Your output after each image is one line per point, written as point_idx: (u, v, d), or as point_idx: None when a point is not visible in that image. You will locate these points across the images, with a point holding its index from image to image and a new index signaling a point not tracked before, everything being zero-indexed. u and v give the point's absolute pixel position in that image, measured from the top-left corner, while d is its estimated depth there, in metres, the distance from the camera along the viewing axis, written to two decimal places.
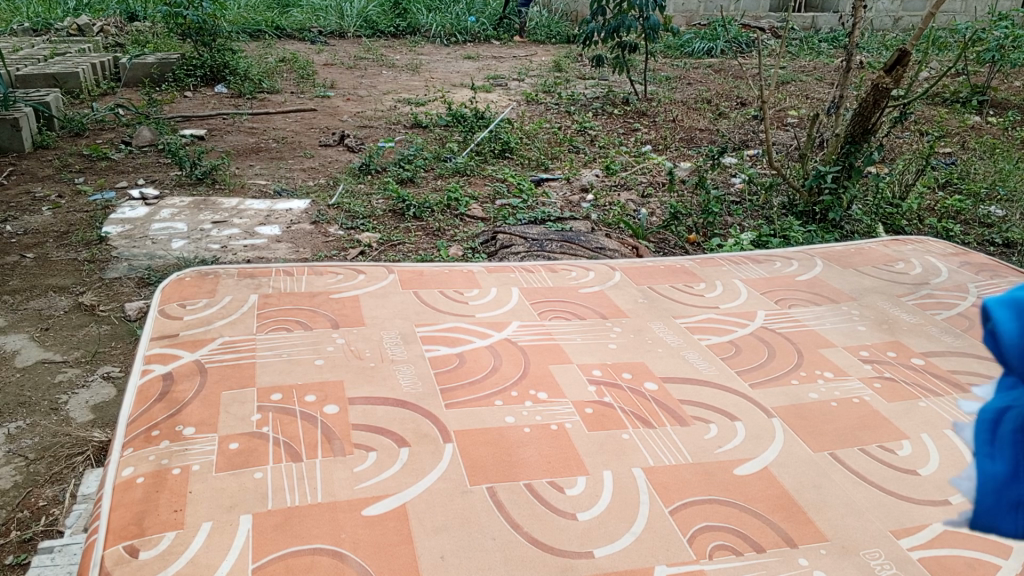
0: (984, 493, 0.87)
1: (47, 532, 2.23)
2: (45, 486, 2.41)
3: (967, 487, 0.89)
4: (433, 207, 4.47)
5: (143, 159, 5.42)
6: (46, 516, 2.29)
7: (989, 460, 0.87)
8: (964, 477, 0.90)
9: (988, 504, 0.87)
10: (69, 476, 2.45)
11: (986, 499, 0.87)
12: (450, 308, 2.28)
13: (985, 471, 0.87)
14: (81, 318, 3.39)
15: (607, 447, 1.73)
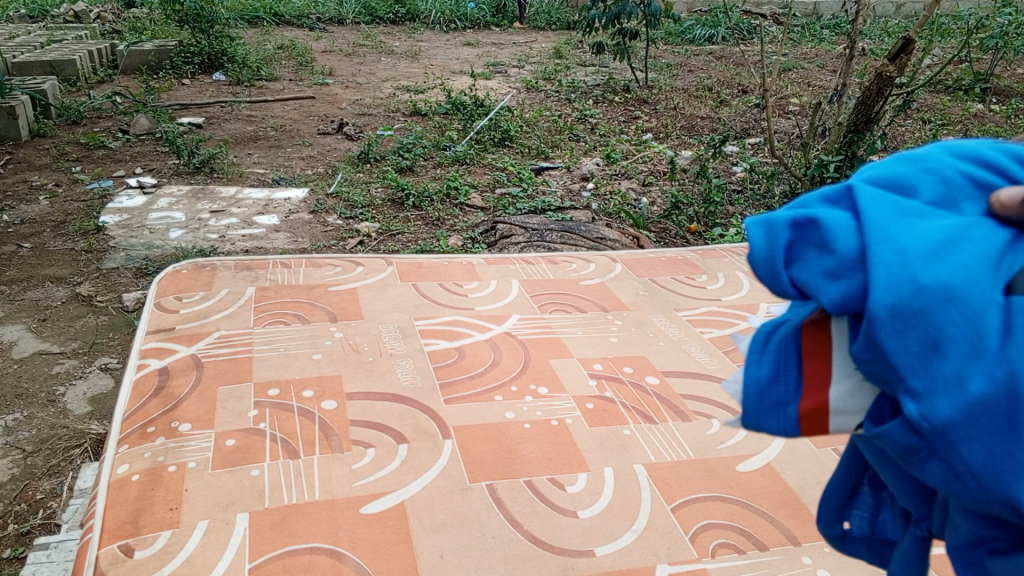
0: (747, 396, 0.85)
1: (45, 525, 2.21)
2: (42, 479, 2.39)
3: (732, 390, 0.87)
4: (432, 196, 4.44)
5: (141, 147, 5.38)
6: (43, 509, 2.28)
7: (755, 364, 0.86)
8: (732, 381, 0.88)
9: (752, 406, 0.84)
10: (66, 469, 2.44)
11: (749, 401, 0.85)
12: (449, 301, 2.25)
13: (749, 374, 0.85)
14: (78, 309, 3.37)
15: (608, 443, 1.71)
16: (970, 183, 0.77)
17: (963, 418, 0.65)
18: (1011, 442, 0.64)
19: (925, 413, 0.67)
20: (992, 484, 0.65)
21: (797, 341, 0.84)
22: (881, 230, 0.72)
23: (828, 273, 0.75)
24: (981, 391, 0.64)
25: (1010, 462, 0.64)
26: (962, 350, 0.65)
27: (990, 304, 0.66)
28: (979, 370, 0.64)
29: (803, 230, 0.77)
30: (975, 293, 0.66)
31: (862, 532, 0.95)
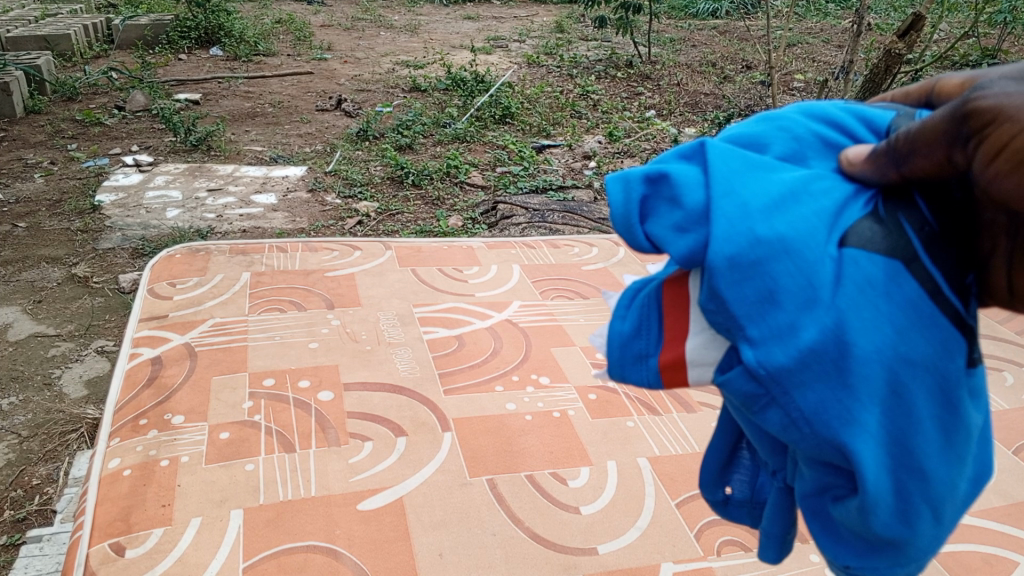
0: (612, 348, 0.88)
1: (41, 512, 2.19)
2: (38, 464, 2.36)
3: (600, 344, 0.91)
4: (432, 175, 4.37)
5: (137, 124, 5.31)
6: (39, 496, 2.24)
7: (621, 319, 0.89)
8: (599, 335, 0.91)
9: (616, 357, 0.87)
10: (63, 454, 2.40)
11: (613, 353, 0.88)
12: (449, 288, 2.20)
13: (614, 327, 0.89)
14: (74, 290, 3.32)
15: (611, 435, 1.67)
16: (820, 143, 0.80)
17: (796, 363, 0.68)
18: (840, 386, 0.66)
19: (762, 359, 0.69)
20: (822, 428, 0.68)
21: (657, 299, 0.86)
22: (725, 184, 0.73)
23: (676, 228, 0.76)
24: (813, 340, 0.67)
25: (837, 407, 0.67)
26: (796, 300, 0.67)
27: (823, 257, 0.68)
28: (811, 319, 0.67)
29: (656, 185, 0.78)
30: (809, 246, 0.68)
31: (743, 496, 0.98)
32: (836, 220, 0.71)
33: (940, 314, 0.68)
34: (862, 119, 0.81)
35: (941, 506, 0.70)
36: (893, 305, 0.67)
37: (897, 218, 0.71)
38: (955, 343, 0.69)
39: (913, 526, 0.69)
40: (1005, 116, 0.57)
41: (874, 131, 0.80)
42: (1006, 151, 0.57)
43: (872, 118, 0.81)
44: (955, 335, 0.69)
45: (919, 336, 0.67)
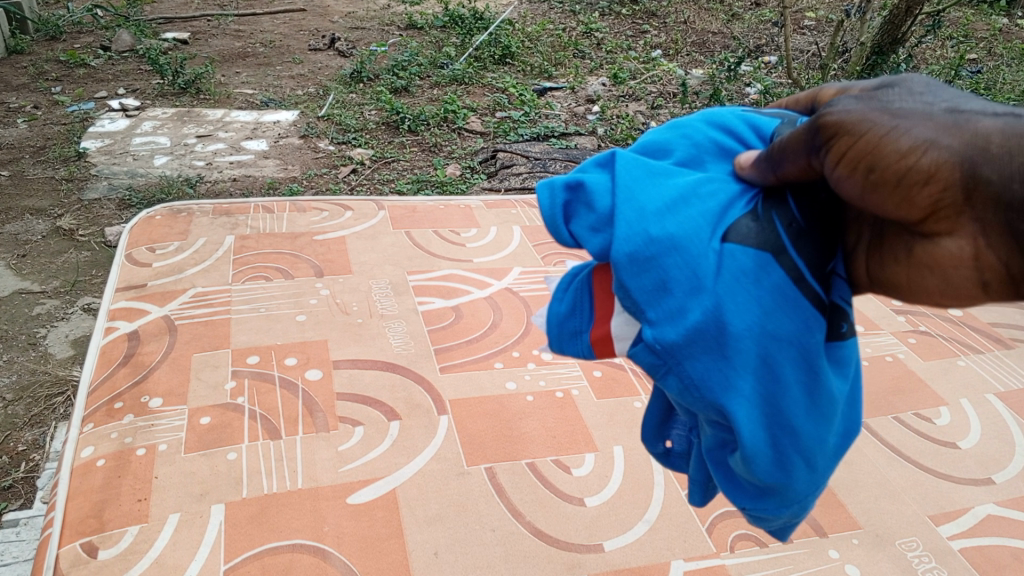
0: (551, 326, 0.94)
1: (30, 480, 2.06)
2: (23, 430, 2.22)
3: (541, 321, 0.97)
4: (429, 120, 4.17)
5: (124, 66, 5.09)
6: (25, 462, 2.12)
7: (559, 300, 0.94)
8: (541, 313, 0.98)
9: (554, 334, 0.93)
10: (49, 420, 2.27)
11: (552, 331, 0.94)
12: (445, 252, 2.08)
13: (551, 309, 0.94)
14: (59, 244, 3.12)
15: (618, 417, 1.57)
16: (716, 148, 0.84)
17: (686, 338, 0.71)
18: (721, 359, 0.70)
19: (656, 337, 0.73)
20: (708, 395, 0.71)
21: (588, 284, 0.90)
22: (627, 190, 0.77)
23: (591, 228, 0.80)
24: (697, 320, 0.70)
25: (720, 376, 0.70)
26: (683, 286, 0.71)
27: (709, 251, 0.71)
28: (698, 301, 0.70)
29: (576, 191, 0.81)
30: (695, 241, 0.72)
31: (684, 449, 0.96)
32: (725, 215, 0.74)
33: (806, 299, 0.71)
34: (754, 126, 0.86)
35: (816, 456, 0.74)
36: (767, 289, 0.70)
37: (770, 215, 0.74)
38: (820, 320, 0.72)
39: (790, 475, 0.73)
40: (846, 128, 0.62)
41: (762, 137, 0.85)
42: (845, 158, 0.62)
43: (761, 125, 0.86)
44: (821, 314, 0.72)
45: (786, 316, 0.70)
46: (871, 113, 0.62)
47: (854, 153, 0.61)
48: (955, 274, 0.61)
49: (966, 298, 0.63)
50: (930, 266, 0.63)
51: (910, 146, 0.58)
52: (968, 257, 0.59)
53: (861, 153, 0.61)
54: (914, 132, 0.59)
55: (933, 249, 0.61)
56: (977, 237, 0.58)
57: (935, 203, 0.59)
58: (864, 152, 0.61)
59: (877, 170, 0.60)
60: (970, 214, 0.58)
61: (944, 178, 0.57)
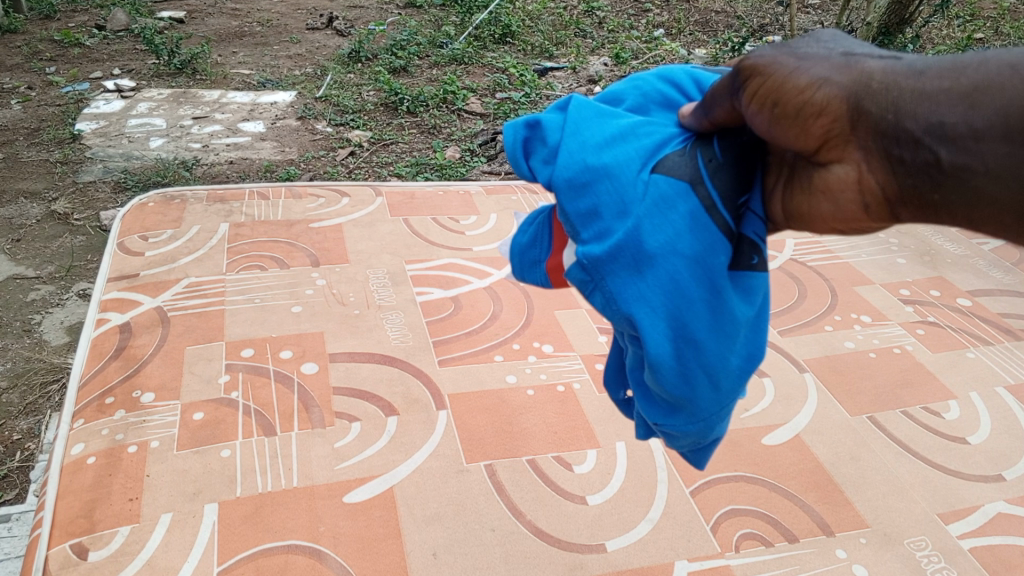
0: (513, 256, 0.96)
1: (24, 470, 2.02)
2: (18, 419, 2.18)
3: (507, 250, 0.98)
4: (428, 101, 4.11)
5: (119, 45, 5.01)
6: (20, 452, 2.08)
7: (524, 233, 0.95)
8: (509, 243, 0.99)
9: (518, 263, 0.95)
10: (44, 408, 2.22)
11: (516, 260, 0.95)
12: (445, 241, 2.04)
13: (516, 240, 0.96)
14: (54, 228, 3.05)
15: (621, 412, 1.53)
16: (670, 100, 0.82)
17: (607, 254, 0.69)
18: (636, 275, 0.68)
19: (584, 256, 0.72)
20: (622, 310, 0.70)
21: (550, 219, 0.91)
22: (575, 128, 0.76)
23: (543, 161, 0.80)
24: (617, 239, 0.69)
25: (632, 292, 0.68)
26: (612, 210, 0.70)
27: (636, 180, 0.70)
28: (623, 223, 0.69)
29: (535, 127, 0.82)
30: (626, 171, 0.71)
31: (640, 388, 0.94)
32: (658, 146, 0.72)
33: (717, 228, 0.68)
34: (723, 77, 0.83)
35: (720, 377, 0.70)
36: (680, 214, 0.67)
37: (693, 150, 0.71)
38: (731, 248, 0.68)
39: (697, 398, 0.70)
40: (757, 69, 0.60)
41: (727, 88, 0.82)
42: (755, 97, 0.60)
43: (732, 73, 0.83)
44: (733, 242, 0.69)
45: (696, 239, 0.67)
46: (780, 57, 0.60)
47: (763, 91, 0.59)
48: (845, 199, 0.59)
49: (859, 221, 0.61)
50: (825, 191, 0.61)
51: (809, 81, 0.56)
52: (853, 181, 0.57)
53: (769, 91, 0.59)
54: (815, 69, 0.56)
55: (827, 176, 0.59)
56: (862, 165, 0.55)
57: (826, 134, 0.56)
58: (770, 89, 0.59)
59: (780, 105, 0.58)
60: (856, 143, 0.55)
61: (834, 110, 0.55)
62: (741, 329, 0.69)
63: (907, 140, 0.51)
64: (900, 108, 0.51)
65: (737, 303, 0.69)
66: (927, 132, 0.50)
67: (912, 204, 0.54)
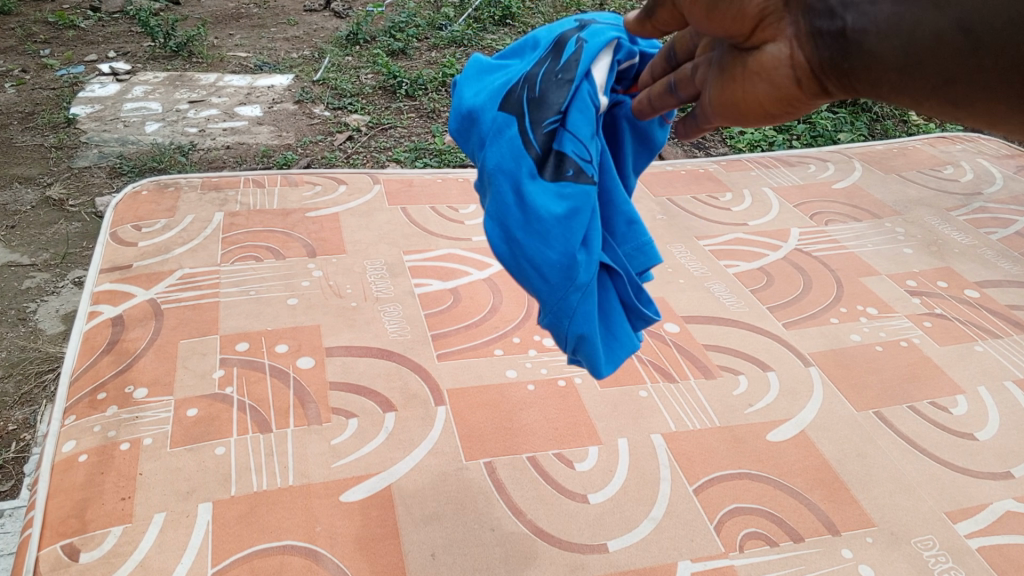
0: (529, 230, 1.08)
1: (19, 462, 1.99)
2: (13, 408, 2.14)
3: None
4: (427, 85, 4.05)
5: (114, 28, 4.94)
6: (16, 442, 2.04)
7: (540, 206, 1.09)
8: None
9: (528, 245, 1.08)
10: (40, 397, 2.18)
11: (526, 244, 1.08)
12: (444, 231, 2.01)
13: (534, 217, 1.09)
14: (49, 215, 3.01)
15: (623, 407, 1.51)
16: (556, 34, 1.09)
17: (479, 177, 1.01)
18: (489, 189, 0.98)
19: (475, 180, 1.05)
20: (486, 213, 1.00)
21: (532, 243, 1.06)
22: (470, 88, 1.09)
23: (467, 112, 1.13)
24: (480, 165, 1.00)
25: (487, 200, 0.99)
26: (478, 142, 1.02)
27: (489, 118, 1.00)
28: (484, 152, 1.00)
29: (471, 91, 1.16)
30: (484, 112, 1.02)
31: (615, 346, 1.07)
32: (513, 90, 1.01)
33: (528, 148, 0.95)
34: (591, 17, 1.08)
35: (543, 268, 0.93)
36: (506, 140, 0.97)
37: (529, 88, 0.98)
38: (536, 159, 0.95)
39: (532, 281, 0.95)
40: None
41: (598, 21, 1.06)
42: None
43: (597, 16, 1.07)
44: (540, 153, 0.95)
45: (513, 156, 0.95)
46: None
47: None
48: (777, 75, 0.78)
49: (793, 98, 0.80)
50: (760, 73, 0.79)
51: None
52: (785, 57, 0.76)
53: None
54: None
55: (761, 57, 0.78)
56: (794, 40, 0.75)
57: (762, 12, 0.76)
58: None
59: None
60: (787, 18, 0.75)
61: None
62: (550, 220, 0.92)
63: (825, 11, 0.71)
64: None
65: (543, 199, 0.93)
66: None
67: (829, 70, 0.74)
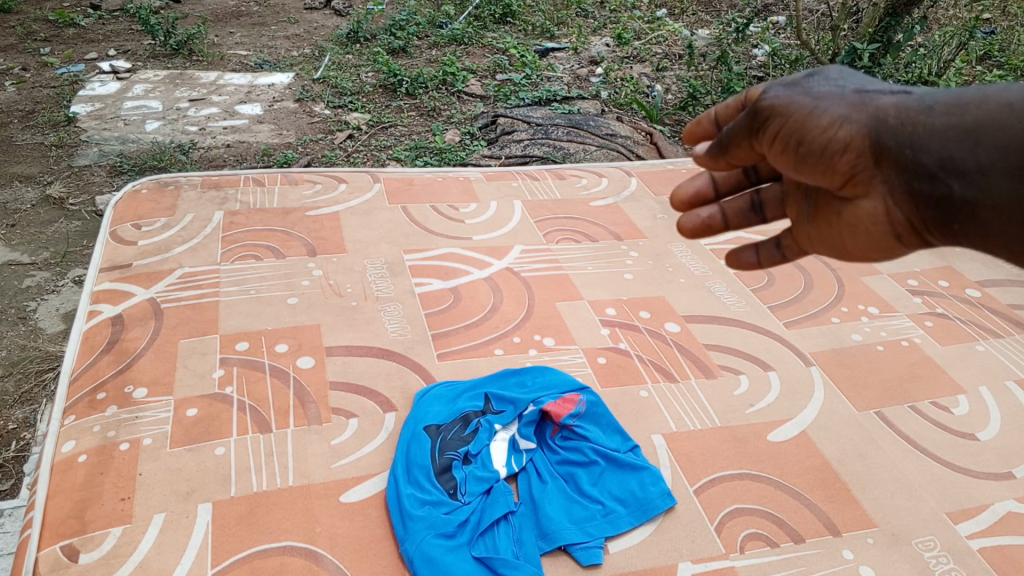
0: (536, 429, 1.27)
1: (19, 460, 1.98)
2: (13, 408, 2.13)
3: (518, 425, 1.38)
4: (427, 83, 4.04)
5: (115, 26, 4.93)
6: (16, 441, 2.04)
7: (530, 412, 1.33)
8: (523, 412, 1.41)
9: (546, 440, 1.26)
10: (40, 396, 2.17)
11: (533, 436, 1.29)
12: (444, 230, 2.01)
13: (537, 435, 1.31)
14: (49, 213, 3.00)
15: (623, 407, 1.50)
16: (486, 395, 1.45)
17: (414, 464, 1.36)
18: None
19: None
20: None
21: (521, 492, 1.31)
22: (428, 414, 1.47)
23: None
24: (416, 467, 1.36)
25: None
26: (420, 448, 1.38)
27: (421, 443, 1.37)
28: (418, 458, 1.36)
29: None
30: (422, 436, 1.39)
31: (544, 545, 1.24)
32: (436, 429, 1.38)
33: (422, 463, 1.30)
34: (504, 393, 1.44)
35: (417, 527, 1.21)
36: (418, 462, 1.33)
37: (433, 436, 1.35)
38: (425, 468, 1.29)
39: None
40: (777, 110, 0.76)
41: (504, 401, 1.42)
42: (778, 136, 0.77)
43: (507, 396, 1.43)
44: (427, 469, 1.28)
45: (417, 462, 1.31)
46: (796, 97, 0.76)
47: (785, 130, 0.76)
48: (874, 230, 0.74)
49: (890, 251, 0.75)
50: (853, 225, 0.75)
51: (833, 119, 0.73)
52: (881, 213, 0.72)
53: (790, 129, 0.75)
54: (832, 110, 0.73)
55: (856, 209, 0.74)
56: (888, 199, 0.71)
57: (852, 169, 0.73)
58: (793, 130, 0.75)
59: (805, 143, 0.74)
60: (879, 176, 0.71)
61: (857, 146, 0.71)
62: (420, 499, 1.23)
63: (926, 173, 0.67)
64: (914, 142, 0.68)
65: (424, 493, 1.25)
66: (941, 164, 0.66)
67: (935, 228, 0.69)
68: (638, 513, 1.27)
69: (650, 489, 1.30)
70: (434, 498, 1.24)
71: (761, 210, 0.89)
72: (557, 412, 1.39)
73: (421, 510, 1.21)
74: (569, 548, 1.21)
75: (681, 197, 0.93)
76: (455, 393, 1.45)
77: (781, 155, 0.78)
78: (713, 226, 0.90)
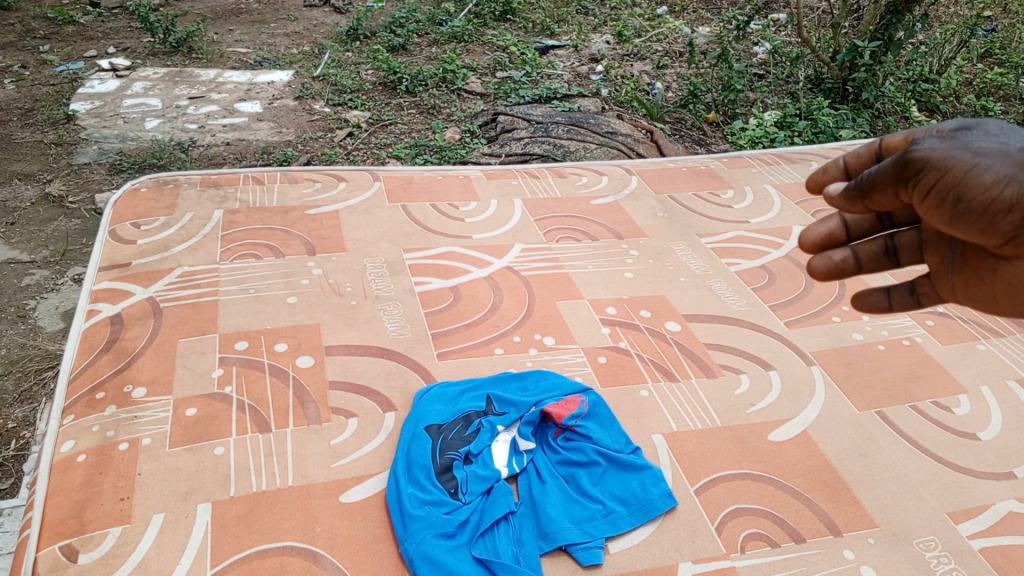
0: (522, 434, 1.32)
1: (19, 459, 1.98)
2: (13, 406, 2.13)
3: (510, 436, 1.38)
4: (427, 81, 4.03)
5: (114, 24, 4.92)
6: (15, 440, 2.03)
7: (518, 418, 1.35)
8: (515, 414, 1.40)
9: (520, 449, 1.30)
10: (40, 395, 2.17)
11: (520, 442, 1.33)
12: (444, 229, 2.01)
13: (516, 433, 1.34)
14: (48, 211, 2.99)
15: (624, 407, 1.50)
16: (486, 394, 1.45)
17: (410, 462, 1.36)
18: None
19: None
20: None
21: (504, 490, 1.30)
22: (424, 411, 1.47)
23: None
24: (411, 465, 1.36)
25: None
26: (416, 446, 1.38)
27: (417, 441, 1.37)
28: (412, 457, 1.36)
29: None
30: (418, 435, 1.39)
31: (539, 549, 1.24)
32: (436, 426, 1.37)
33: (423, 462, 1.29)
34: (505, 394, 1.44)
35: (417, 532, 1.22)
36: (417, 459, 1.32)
37: (437, 434, 1.35)
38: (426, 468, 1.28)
39: None
40: (932, 164, 0.72)
41: (508, 401, 1.42)
42: (933, 190, 0.72)
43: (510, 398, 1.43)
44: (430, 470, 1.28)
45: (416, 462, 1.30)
46: (954, 151, 0.72)
47: (941, 185, 0.72)
48: None
49: None
50: (1011, 283, 0.74)
51: (994, 179, 0.69)
52: None
53: (948, 184, 0.71)
54: (993, 169, 0.70)
55: (1015, 267, 0.73)
56: None
57: (1014, 229, 0.70)
58: (951, 184, 0.71)
59: (965, 201, 0.71)
60: None
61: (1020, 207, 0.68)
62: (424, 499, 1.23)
63: None
64: None
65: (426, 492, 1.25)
66: None
67: None
68: (639, 514, 1.27)
69: (651, 490, 1.30)
70: (438, 497, 1.23)
71: (894, 253, 0.86)
72: (558, 413, 1.39)
73: (421, 510, 1.21)
74: (570, 549, 1.21)
75: (811, 240, 0.91)
76: (455, 392, 1.45)
77: (932, 212, 0.74)
78: (846, 270, 0.87)
